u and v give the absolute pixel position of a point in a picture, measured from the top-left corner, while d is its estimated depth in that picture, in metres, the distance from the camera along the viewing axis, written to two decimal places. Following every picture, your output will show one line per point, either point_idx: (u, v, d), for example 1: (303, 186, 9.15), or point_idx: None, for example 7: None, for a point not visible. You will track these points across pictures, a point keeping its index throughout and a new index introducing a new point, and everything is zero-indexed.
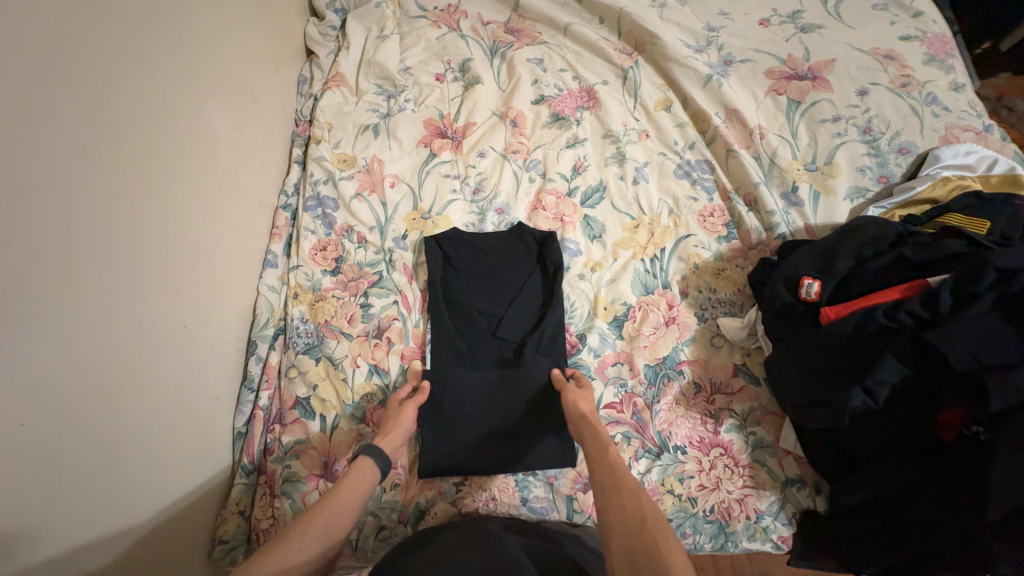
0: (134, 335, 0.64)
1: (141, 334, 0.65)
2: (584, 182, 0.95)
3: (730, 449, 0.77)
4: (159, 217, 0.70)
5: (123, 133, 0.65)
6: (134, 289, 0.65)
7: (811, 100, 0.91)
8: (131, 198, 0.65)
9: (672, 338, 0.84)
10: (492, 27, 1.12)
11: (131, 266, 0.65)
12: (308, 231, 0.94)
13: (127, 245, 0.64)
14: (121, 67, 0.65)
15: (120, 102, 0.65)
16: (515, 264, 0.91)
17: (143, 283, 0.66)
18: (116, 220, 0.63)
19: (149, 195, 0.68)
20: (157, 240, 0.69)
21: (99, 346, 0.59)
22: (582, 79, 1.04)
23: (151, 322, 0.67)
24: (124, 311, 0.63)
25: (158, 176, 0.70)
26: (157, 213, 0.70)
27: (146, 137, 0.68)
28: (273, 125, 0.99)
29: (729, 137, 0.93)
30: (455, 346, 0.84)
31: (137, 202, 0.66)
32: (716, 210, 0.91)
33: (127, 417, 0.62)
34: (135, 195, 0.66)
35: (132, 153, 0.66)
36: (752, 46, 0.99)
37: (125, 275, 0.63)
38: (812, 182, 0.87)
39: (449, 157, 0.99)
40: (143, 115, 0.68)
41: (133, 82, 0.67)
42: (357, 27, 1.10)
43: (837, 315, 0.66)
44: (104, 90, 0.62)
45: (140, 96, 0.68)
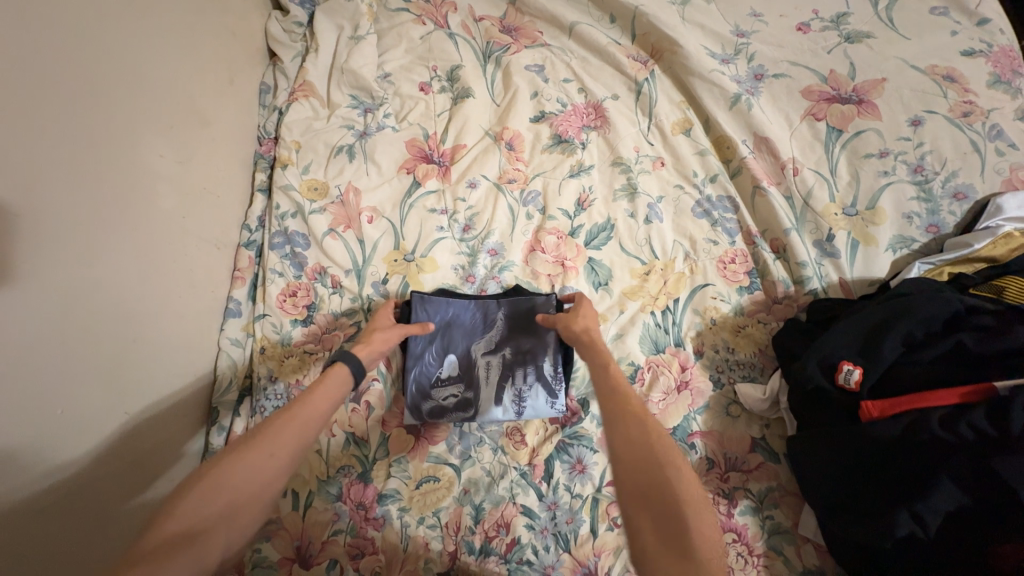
0: (67, 439, 0.54)
1: (78, 435, 0.55)
2: (589, 219, 0.84)
3: (744, 535, 0.70)
4: (95, 290, 0.58)
5: (43, 196, 0.52)
6: (64, 384, 0.54)
7: (855, 128, 0.78)
8: (58, 277, 0.54)
9: (684, 406, 0.75)
10: (486, 24, 0.96)
11: (62, 357, 0.53)
12: (274, 274, 0.83)
13: (55, 332, 0.53)
14: (31, 107, 0.51)
15: (36, 155, 0.52)
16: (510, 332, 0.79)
17: (80, 376, 0.56)
18: (40, 304, 0.51)
19: (80, 265, 0.56)
20: (92, 315, 0.58)
21: (17, 469, 0.48)
22: (589, 92, 0.90)
23: (94, 418, 0.57)
24: (54, 413, 0.52)
25: (88, 237, 0.58)
26: (92, 286, 0.58)
27: (71, 192, 0.56)
28: (230, 149, 0.85)
29: (758, 170, 0.80)
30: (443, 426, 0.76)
31: (67, 280, 0.55)
32: (738, 256, 0.80)
33: (62, 537, 0.53)
34: (62, 271, 0.54)
35: (56, 220, 0.54)
36: (787, 58, 0.85)
37: (55, 370, 0.52)
38: (851, 229, 0.76)
39: (436, 187, 0.86)
40: (65, 165, 0.55)
41: (51, 126, 0.53)
42: (328, 24, 0.94)
43: (881, 413, 0.58)
44: (13, 143, 0.49)
45: (64, 146, 0.55)
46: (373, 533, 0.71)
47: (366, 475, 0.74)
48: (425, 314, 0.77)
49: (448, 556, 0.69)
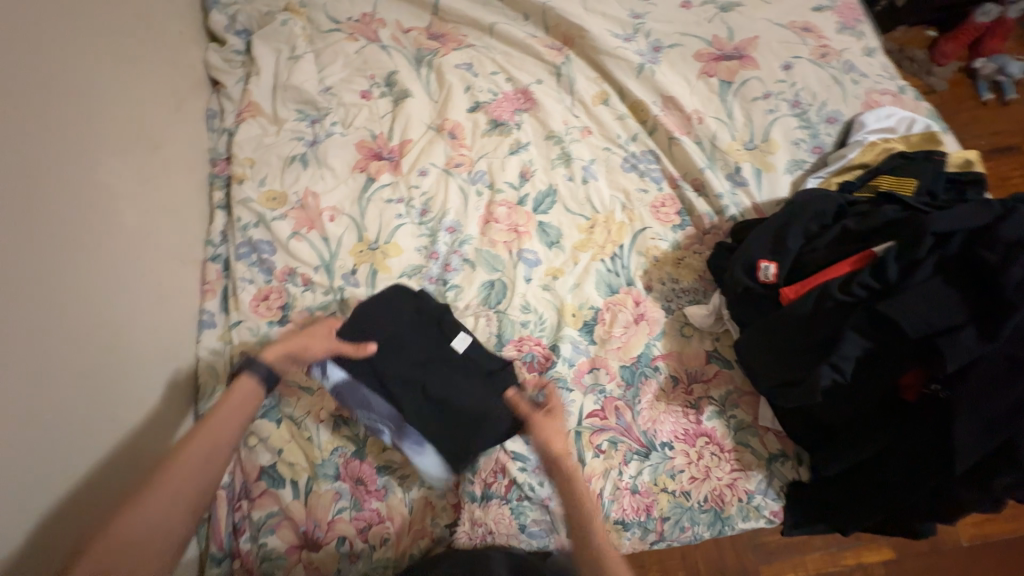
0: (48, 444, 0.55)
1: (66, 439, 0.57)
2: (534, 188, 0.93)
3: (714, 436, 0.78)
4: (66, 302, 0.61)
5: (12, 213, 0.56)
6: (36, 392, 0.55)
7: (741, 79, 0.92)
8: (29, 289, 0.57)
9: (644, 335, 0.84)
10: (414, 34, 1.06)
11: (39, 364, 0.56)
12: (245, 282, 0.86)
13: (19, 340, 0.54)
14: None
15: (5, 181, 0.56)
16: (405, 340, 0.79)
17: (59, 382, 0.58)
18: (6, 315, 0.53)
19: (48, 280, 0.59)
20: (59, 327, 0.60)
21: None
22: (516, 80, 1.01)
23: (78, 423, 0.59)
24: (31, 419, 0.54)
25: (47, 254, 0.60)
26: (64, 299, 0.61)
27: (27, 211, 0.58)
28: (185, 171, 0.89)
29: (669, 125, 0.92)
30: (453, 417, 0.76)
31: (39, 292, 0.58)
32: (667, 200, 0.91)
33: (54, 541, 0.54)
34: (32, 284, 0.57)
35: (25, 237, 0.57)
36: (677, 30, 0.99)
37: (23, 377, 0.54)
38: (753, 161, 0.88)
39: (390, 180, 0.93)
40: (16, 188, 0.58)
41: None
42: (265, 49, 1.01)
43: (795, 294, 0.68)
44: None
45: (25, 170, 0.59)
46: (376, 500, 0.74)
47: (360, 452, 0.76)
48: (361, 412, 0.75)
49: (453, 509, 0.74)
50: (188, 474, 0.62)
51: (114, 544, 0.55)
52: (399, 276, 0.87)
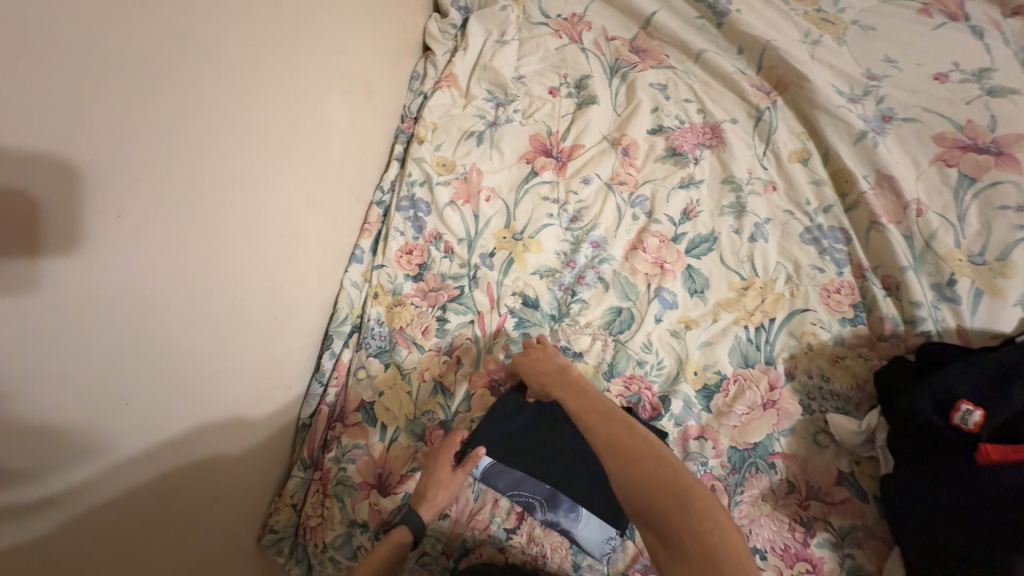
0: (227, 319, 0.64)
1: (238, 320, 0.66)
2: (693, 229, 0.87)
3: (820, 568, 0.66)
4: (270, 207, 0.71)
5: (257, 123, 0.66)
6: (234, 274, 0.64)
7: (991, 179, 0.77)
8: (250, 188, 0.66)
9: (769, 424, 0.75)
10: (617, 44, 1.05)
11: (238, 251, 0.65)
12: (396, 232, 0.93)
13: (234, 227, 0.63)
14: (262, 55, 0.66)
15: (261, 95, 0.66)
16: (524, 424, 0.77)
17: (246, 271, 0.67)
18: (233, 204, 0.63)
19: (264, 184, 0.69)
20: (258, 224, 0.69)
21: (194, 330, 0.58)
22: (708, 114, 0.95)
23: (248, 309, 0.68)
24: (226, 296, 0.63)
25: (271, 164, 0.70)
26: (268, 203, 0.70)
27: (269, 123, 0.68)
28: (381, 120, 0.98)
29: (876, 207, 0.80)
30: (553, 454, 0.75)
31: (255, 192, 0.67)
32: (844, 286, 0.79)
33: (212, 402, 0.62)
34: (253, 185, 0.66)
35: (259, 144, 0.67)
36: (921, 104, 0.85)
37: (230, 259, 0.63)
38: (975, 278, 0.73)
39: (551, 178, 0.94)
40: (268, 103, 0.68)
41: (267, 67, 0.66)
42: (478, 28, 1.07)
43: (1001, 457, 0.56)
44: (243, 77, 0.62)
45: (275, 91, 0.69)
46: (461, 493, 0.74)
47: (446, 424, 0.79)
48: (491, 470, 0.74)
49: (514, 517, 0.72)
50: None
51: None
52: (532, 273, 0.87)
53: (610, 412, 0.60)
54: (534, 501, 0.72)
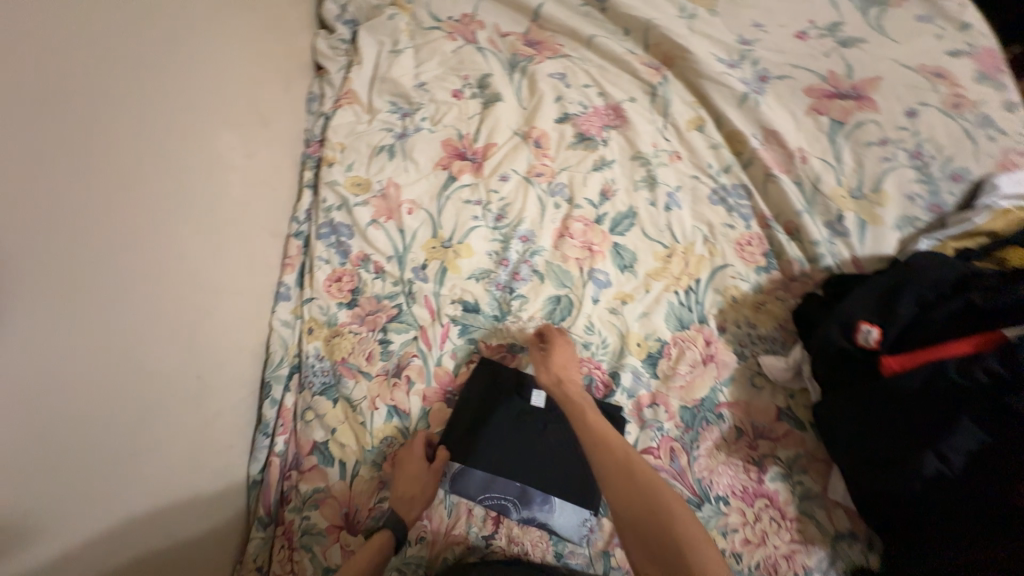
0: (136, 386, 0.60)
1: (152, 386, 0.62)
2: (613, 208, 0.90)
3: (776, 500, 0.72)
4: (170, 260, 0.66)
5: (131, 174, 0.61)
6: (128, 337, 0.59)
7: (856, 121, 0.85)
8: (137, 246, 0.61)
9: (711, 378, 0.79)
10: (511, 39, 1.06)
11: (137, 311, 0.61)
12: (321, 261, 0.89)
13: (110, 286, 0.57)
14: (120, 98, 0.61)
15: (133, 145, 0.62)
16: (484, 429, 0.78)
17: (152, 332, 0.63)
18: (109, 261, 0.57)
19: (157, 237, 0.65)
20: (144, 275, 0.62)
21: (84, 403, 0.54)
22: (608, 96, 0.99)
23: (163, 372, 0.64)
24: (112, 356, 0.57)
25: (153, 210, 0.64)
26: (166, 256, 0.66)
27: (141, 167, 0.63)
28: (283, 148, 0.93)
29: (768, 161, 0.87)
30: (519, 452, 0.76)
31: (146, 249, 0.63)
32: (754, 238, 0.86)
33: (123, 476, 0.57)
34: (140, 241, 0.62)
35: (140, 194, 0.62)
36: (789, 62, 0.93)
37: (111, 316, 0.57)
38: (858, 211, 0.82)
39: (470, 181, 0.94)
40: (137, 147, 0.62)
41: (126, 108, 0.61)
42: (370, 40, 1.04)
43: (899, 366, 0.62)
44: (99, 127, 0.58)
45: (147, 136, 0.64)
46: (434, 512, 0.73)
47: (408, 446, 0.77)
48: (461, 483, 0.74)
49: (491, 521, 0.72)
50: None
51: None
52: (468, 278, 0.87)
53: (639, 481, 0.60)
54: (505, 503, 0.73)
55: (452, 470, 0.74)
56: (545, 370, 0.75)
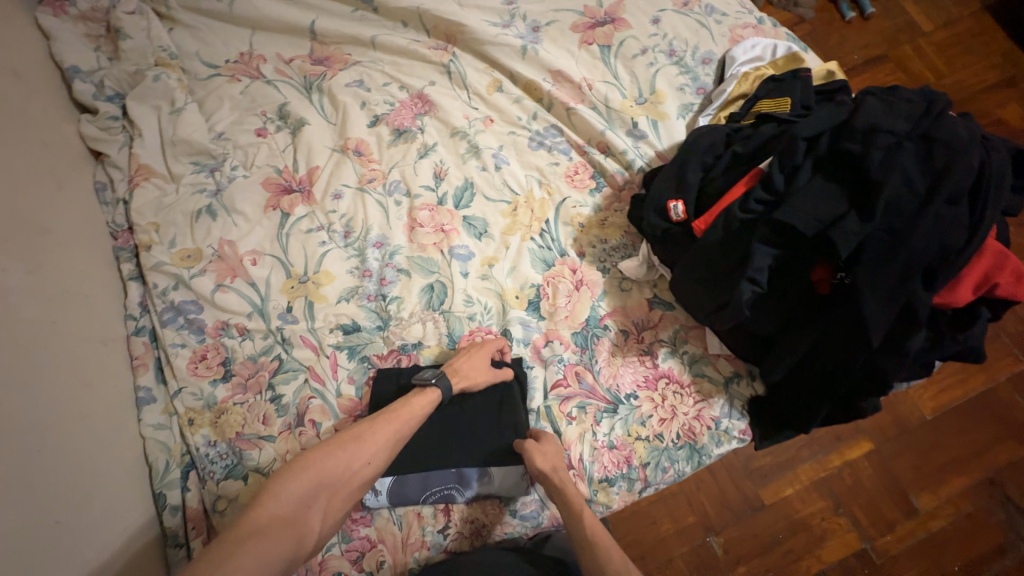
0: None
1: (21, 543, 0.55)
2: (450, 185, 0.93)
3: (673, 375, 0.82)
4: None
5: None
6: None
7: (618, 41, 0.97)
8: None
9: (587, 298, 0.86)
10: (297, 63, 1.05)
11: None
12: (176, 348, 0.82)
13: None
14: None
15: None
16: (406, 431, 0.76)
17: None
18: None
19: None
20: None
21: None
22: (409, 87, 1.01)
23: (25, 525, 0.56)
24: None
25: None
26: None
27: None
28: (84, 251, 0.84)
29: (563, 97, 0.95)
30: (444, 440, 0.76)
31: None
32: (579, 167, 0.94)
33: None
34: None
35: None
36: (550, 8, 1.03)
37: None
38: (647, 114, 0.93)
39: (306, 211, 0.91)
40: None
41: None
42: (143, 109, 0.97)
43: (707, 225, 0.72)
44: None
45: None
46: (386, 531, 0.72)
47: None
48: (398, 493, 0.73)
49: (442, 513, 0.74)
50: (327, 470, 0.62)
51: (267, 517, 0.56)
52: (338, 302, 0.85)
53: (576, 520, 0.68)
54: (448, 489, 0.74)
55: (384, 486, 0.72)
56: (537, 457, 0.72)
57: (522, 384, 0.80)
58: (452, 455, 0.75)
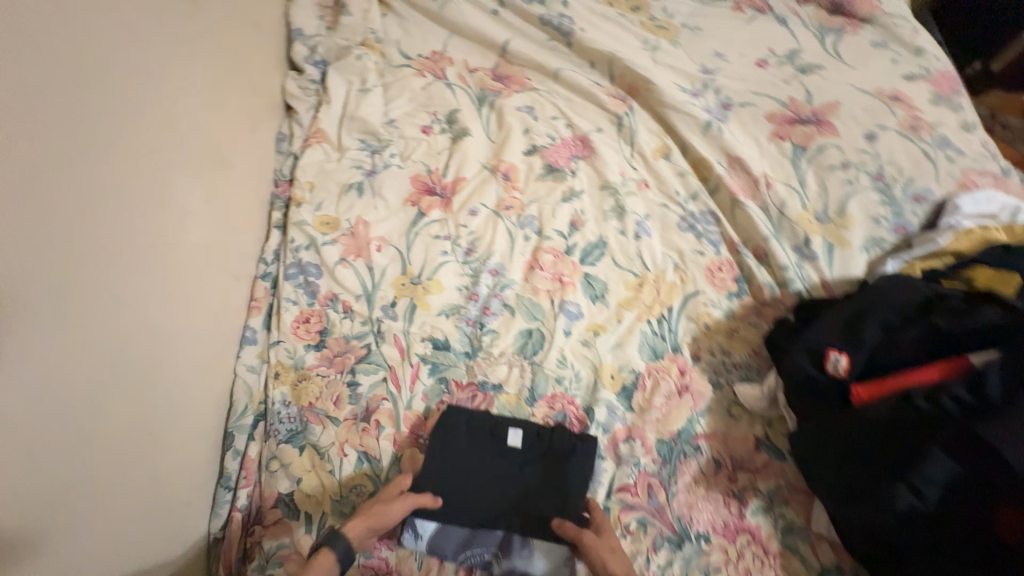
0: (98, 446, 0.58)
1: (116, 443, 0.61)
2: (583, 238, 0.90)
3: (758, 535, 0.69)
4: (134, 313, 0.65)
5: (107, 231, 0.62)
6: (67, 385, 0.55)
7: (818, 145, 0.86)
8: (106, 303, 0.61)
9: (687, 409, 0.77)
10: (479, 74, 1.08)
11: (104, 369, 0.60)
12: (288, 302, 0.87)
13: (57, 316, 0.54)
14: (93, 158, 0.61)
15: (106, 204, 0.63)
16: (459, 470, 0.74)
17: (115, 388, 0.61)
18: (49, 295, 0.54)
19: (123, 293, 0.64)
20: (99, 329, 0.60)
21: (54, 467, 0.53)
22: (576, 127, 1.00)
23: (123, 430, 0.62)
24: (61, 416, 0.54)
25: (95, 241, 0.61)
26: (131, 310, 0.65)
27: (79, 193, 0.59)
28: (249, 191, 0.92)
29: (734, 187, 0.87)
30: (497, 501, 0.72)
31: (113, 306, 0.62)
32: (724, 264, 0.85)
33: (47, 544, 0.52)
34: (112, 295, 0.62)
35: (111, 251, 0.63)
36: (750, 89, 0.95)
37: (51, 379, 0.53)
38: (825, 234, 0.81)
39: (440, 217, 0.93)
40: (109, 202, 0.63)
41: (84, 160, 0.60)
42: (338, 79, 1.05)
43: (869, 398, 0.63)
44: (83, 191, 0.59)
45: (118, 192, 0.65)
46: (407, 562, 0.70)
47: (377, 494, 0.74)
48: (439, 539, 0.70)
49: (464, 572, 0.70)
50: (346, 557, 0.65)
51: None
52: (438, 314, 0.86)
53: None
54: (485, 555, 0.70)
55: (427, 531, 0.70)
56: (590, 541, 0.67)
57: (587, 473, 0.73)
58: (503, 518, 0.71)
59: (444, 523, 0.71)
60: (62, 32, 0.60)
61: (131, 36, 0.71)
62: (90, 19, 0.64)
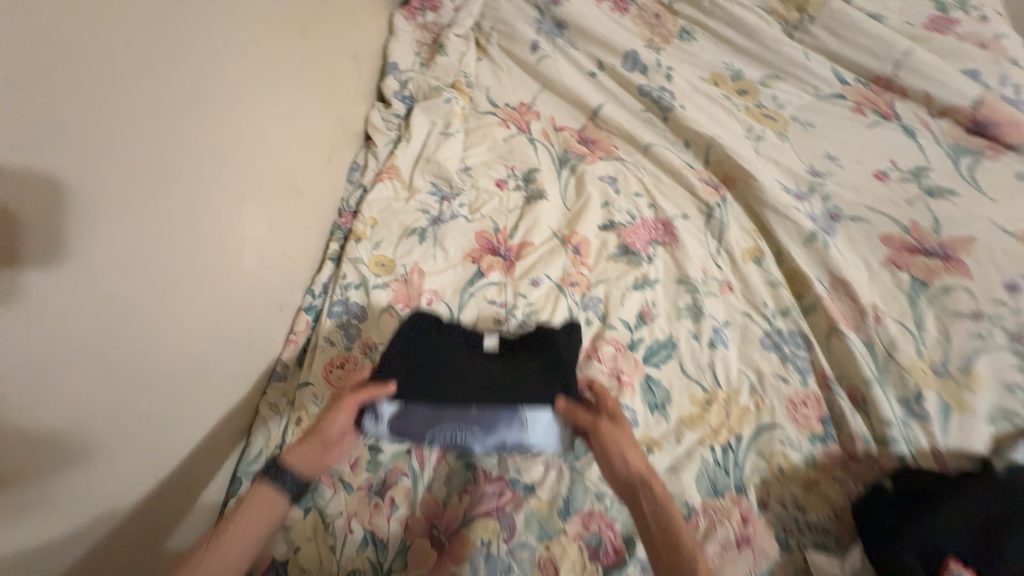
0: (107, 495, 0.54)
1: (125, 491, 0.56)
2: (650, 334, 0.81)
3: None
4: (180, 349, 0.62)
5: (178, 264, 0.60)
6: (98, 430, 0.51)
7: (942, 283, 0.75)
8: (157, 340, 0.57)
9: (744, 569, 0.63)
10: (565, 134, 1.03)
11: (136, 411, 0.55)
12: (326, 342, 0.83)
13: (102, 372, 0.50)
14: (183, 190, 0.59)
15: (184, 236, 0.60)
16: (421, 373, 0.67)
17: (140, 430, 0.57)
18: (111, 334, 0.51)
19: (176, 329, 0.60)
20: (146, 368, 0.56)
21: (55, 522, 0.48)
22: (659, 209, 0.92)
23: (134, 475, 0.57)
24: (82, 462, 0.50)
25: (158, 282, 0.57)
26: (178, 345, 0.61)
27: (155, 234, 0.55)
28: (313, 220, 0.90)
29: (835, 312, 0.77)
30: (478, 380, 0.67)
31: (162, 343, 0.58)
32: (810, 398, 0.73)
33: None
34: (165, 332, 0.59)
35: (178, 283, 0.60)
36: (864, 202, 0.85)
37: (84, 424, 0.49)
38: (942, 392, 0.69)
39: (498, 279, 0.87)
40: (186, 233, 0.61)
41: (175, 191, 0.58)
42: (423, 118, 1.03)
43: None
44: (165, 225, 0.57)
45: (198, 223, 0.62)
46: None
47: None
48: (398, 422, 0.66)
49: None
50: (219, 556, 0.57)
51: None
52: None
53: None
54: (456, 431, 0.66)
55: (387, 413, 0.66)
56: (609, 436, 0.65)
57: None
58: (480, 398, 0.66)
59: (407, 404, 0.66)
60: (185, 60, 0.58)
61: (244, 63, 0.70)
62: (211, 46, 0.63)
